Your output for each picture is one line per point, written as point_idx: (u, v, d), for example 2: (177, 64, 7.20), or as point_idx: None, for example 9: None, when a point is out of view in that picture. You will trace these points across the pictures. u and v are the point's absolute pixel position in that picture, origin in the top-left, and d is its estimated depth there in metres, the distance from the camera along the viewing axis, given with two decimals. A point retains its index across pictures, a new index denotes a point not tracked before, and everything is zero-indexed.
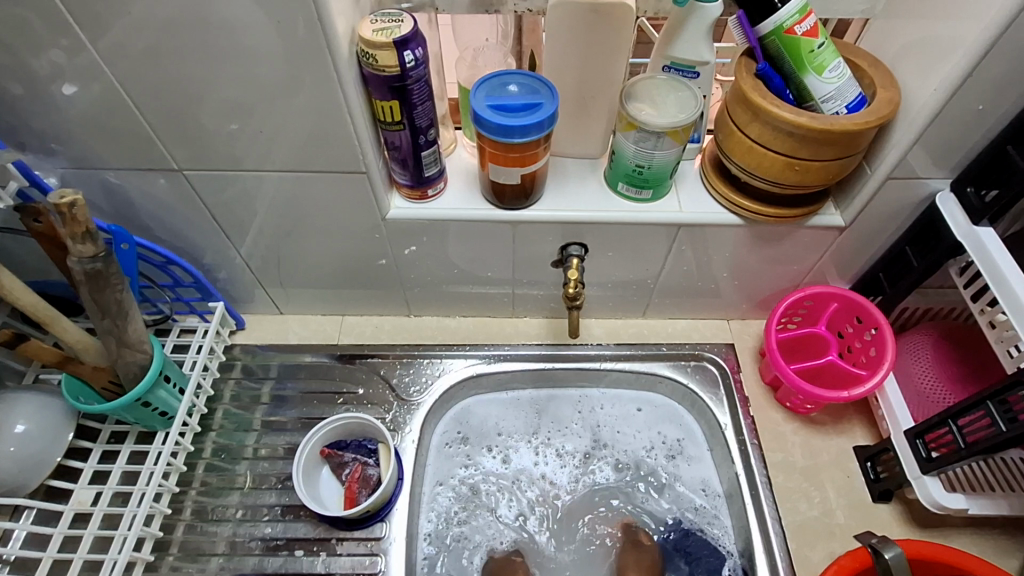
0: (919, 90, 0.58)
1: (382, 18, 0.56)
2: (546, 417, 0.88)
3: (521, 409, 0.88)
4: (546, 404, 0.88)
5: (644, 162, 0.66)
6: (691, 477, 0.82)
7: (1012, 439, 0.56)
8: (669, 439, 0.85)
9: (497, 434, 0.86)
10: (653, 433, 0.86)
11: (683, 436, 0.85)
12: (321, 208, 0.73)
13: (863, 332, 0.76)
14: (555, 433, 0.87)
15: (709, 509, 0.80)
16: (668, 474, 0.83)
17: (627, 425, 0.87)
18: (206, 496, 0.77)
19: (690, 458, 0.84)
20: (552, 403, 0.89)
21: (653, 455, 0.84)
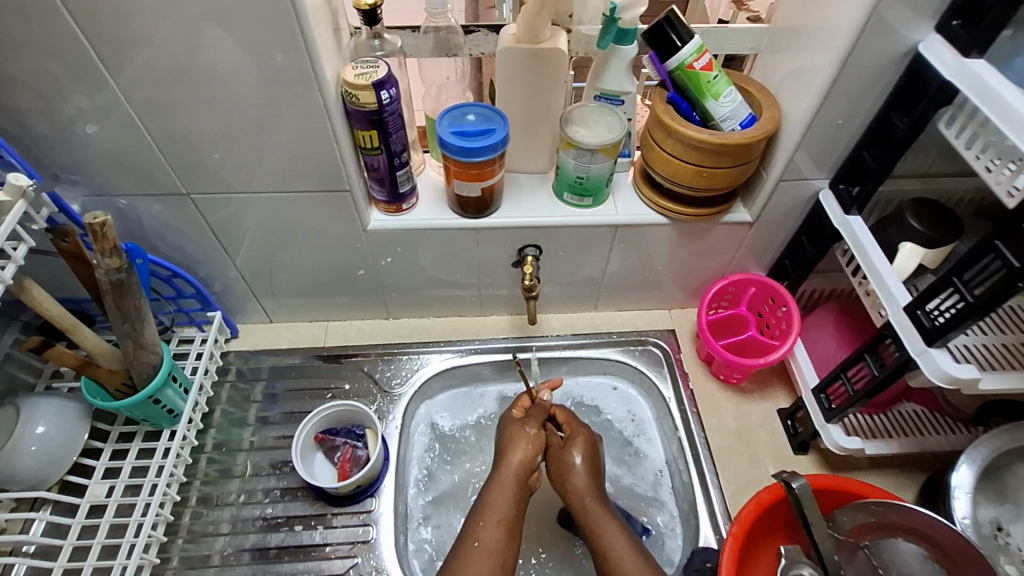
0: (794, 109, 0.72)
1: (362, 64, 0.68)
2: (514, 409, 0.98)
3: (487, 400, 0.99)
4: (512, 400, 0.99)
5: (583, 174, 0.79)
6: (640, 466, 0.92)
7: (883, 382, 0.70)
8: (620, 431, 0.95)
9: (468, 426, 0.96)
10: (624, 420, 0.96)
11: (630, 426, 0.96)
12: (307, 223, 0.84)
13: (776, 310, 0.90)
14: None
15: (657, 492, 0.90)
16: (620, 464, 0.93)
17: (600, 415, 0.97)
18: (209, 485, 0.86)
19: (653, 446, 0.94)
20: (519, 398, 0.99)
21: (621, 438, 0.95)
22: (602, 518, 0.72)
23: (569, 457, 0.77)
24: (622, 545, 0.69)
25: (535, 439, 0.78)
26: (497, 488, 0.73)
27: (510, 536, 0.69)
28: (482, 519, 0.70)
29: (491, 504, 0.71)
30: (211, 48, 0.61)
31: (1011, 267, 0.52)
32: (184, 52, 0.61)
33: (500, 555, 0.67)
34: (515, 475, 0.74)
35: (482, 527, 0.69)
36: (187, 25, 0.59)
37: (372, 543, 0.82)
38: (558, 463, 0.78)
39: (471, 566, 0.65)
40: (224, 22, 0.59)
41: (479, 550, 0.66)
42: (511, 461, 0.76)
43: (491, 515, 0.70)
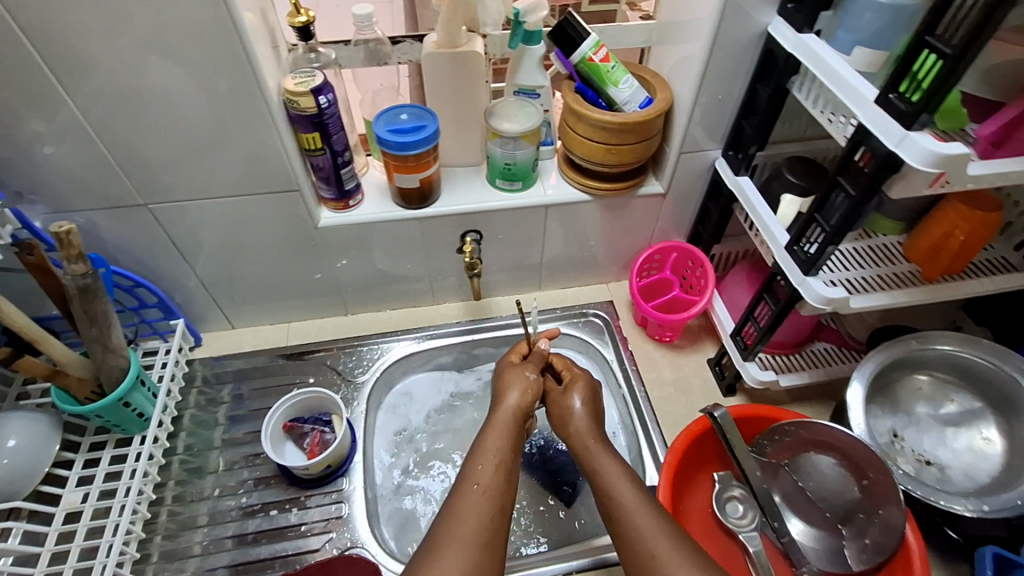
0: (682, 90, 0.84)
1: (301, 75, 0.76)
2: (470, 402, 1.04)
3: (440, 393, 1.05)
4: (462, 395, 1.05)
5: (510, 160, 0.89)
6: None
7: (779, 313, 0.80)
8: None
9: (427, 420, 1.02)
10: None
11: None
12: (264, 228, 0.90)
13: (696, 271, 1.02)
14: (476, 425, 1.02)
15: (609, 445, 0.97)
16: None
17: None
18: (184, 484, 0.90)
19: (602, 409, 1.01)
20: (466, 390, 1.05)
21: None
22: (603, 458, 0.70)
23: (569, 401, 0.78)
24: (624, 483, 0.66)
25: (531, 384, 0.78)
26: (491, 433, 0.71)
27: (508, 477, 0.65)
28: (480, 461, 0.66)
29: (486, 447, 0.68)
30: (162, 70, 0.68)
31: (849, 194, 0.64)
32: (137, 72, 0.68)
33: (499, 498, 0.62)
34: (512, 417, 0.73)
35: (481, 469, 0.65)
36: (138, 49, 0.66)
37: (346, 518, 0.87)
38: (561, 409, 0.77)
39: (466, 508, 0.61)
40: (171, 43, 0.66)
41: (479, 490, 0.62)
42: (508, 403, 0.75)
43: (488, 457, 0.67)
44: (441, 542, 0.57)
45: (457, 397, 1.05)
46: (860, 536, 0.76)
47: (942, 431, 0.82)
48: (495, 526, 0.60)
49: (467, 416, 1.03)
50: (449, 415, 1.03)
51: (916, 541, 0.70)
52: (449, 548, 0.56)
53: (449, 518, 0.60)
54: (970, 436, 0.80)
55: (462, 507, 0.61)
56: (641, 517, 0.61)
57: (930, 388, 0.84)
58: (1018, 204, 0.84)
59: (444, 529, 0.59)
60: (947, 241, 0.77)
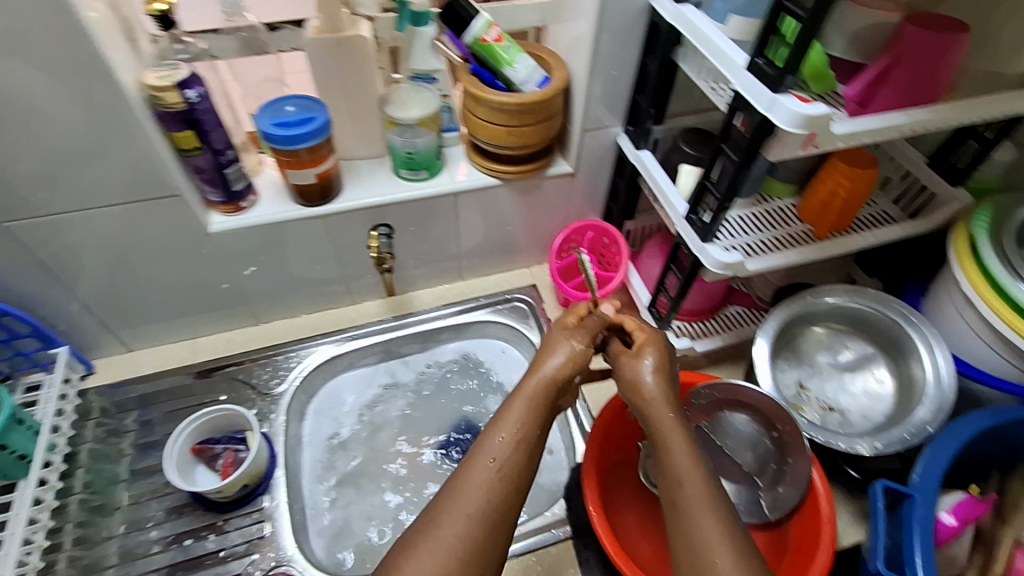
0: (578, 67, 0.84)
1: (163, 68, 0.70)
2: (411, 388, 1.03)
3: (370, 387, 1.02)
4: (394, 385, 1.02)
5: (411, 149, 0.86)
6: None
7: (686, 280, 0.82)
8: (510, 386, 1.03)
9: (360, 417, 0.99)
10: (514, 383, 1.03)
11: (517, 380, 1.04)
12: (149, 239, 0.83)
13: (611, 249, 1.04)
14: (410, 416, 1.00)
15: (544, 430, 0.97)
16: None
17: (491, 377, 1.05)
18: (85, 525, 0.83)
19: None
20: (402, 380, 1.03)
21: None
22: (671, 438, 0.60)
23: (640, 366, 0.66)
24: (689, 471, 0.57)
25: (580, 355, 0.67)
26: (519, 406, 0.62)
27: (529, 459, 0.60)
28: (498, 436, 0.60)
29: (508, 419, 0.61)
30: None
31: (731, 160, 0.66)
32: None
33: (514, 478, 0.58)
34: (545, 390, 0.64)
35: (497, 444, 0.59)
36: None
37: (269, 537, 0.82)
38: (630, 373, 0.66)
39: (472, 491, 0.56)
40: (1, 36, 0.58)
41: (492, 472, 0.57)
42: (544, 371, 0.65)
43: (511, 430, 0.60)
44: (437, 517, 0.55)
45: (386, 389, 1.02)
46: (773, 485, 0.80)
47: (841, 376, 0.87)
48: (498, 513, 0.55)
49: (396, 410, 1.00)
50: (389, 405, 1.01)
51: (822, 481, 0.75)
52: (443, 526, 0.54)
53: (451, 495, 0.56)
54: (865, 379, 0.86)
55: (470, 484, 0.56)
56: (707, 521, 0.54)
57: (828, 338, 0.89)
58: (893, 160, 0.90)
59: (443, 508, 0.56)
60: (832, 199, 0.81)
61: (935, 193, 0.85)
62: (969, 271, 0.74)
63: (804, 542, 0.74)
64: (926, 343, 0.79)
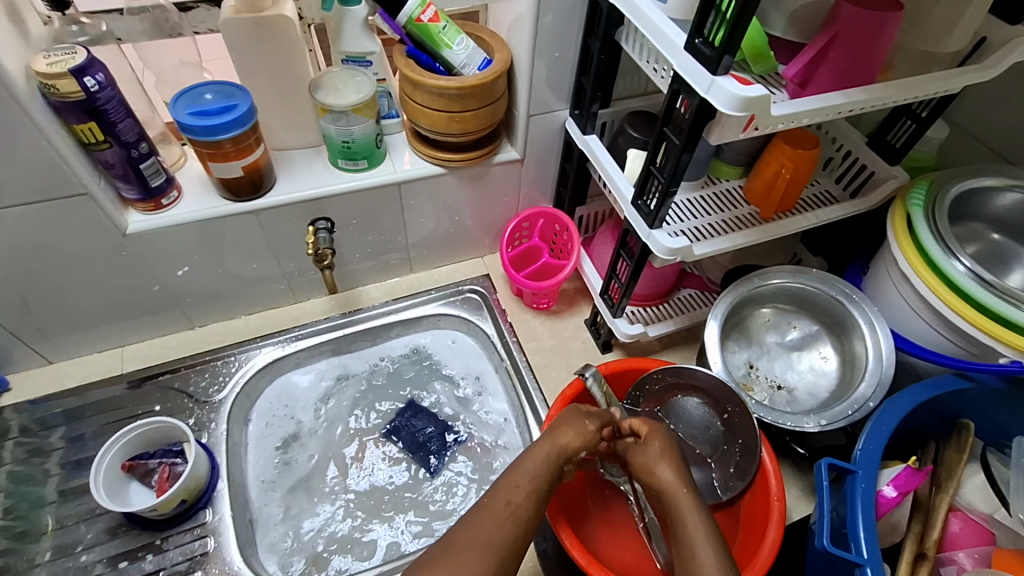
0: (520, 49, 0.81)
1: (56, 53, 0.62)
2: (360, 380, 0.99)
3: (321, 381, 0.98)
4: (345, 376, 0.99)
5: (347, 138, 0.81)
6: (482, 409, 0.97)
7: (636, 266, 0.81)
8: (468, 379, 1.00)
9: (318, 411, 0.95)
10: (464, 373, 1.00)
11: (474, 373, 1.00)
12: (59, 241, 0.75)
13: (563, 236, 1.02)
14: (365, 406, 0.97)
15: (501, 424, 0.95)
16: (470, 412, 0.97)
17: (446, 372, 1.01)
18: (6, 555, 0.76)
19: (490, 395, 0.98)
20: (352, 371, 1.00)
21: (460, 395, 0.98)
22: (689, 515, 0.62)
23: (652, 452, 0.68)
24: (705, 546, 0.59)
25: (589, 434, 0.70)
26: (533, 457, 0.66)
27: (539, 511, 0.62)
28: (512, 482, 0.63)
29: (523, 468, 0.65)
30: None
31: (674, 143, 0.65)
32: None
33: (524, 523, 0.61)
34: (557, 458, 0.67)
35: (511, 489, 0.62)
36: None
37: (213, 553, 0.78)
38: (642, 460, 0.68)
39: (487, 525, 0.59)
40: None
41: (507, 513, 0.60)
42: (558, 441, 0.67)
43: (524, 480, 0.63)
44: (454, 546, 0.57)
45: (338, 380, 0.98)
46: (725, 465, 0.81)
47: (788, 355, 0.89)
48: (506, 552, 0.58)
49: (345, 406, 0.96)
50: (338, 405, 0.96)
51: (771, 460, 0.76)
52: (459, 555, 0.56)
53: (467, 528, 0.59)
54: (811, 357, 0.88)
55: (486, 522, 0.59)
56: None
57: (775, 318, 0.90)
58: (835, 140, 0.91)
59: (459, 536, 0.58)
60: (776, 180, 0.81)
61: (874, 172, 0.86)
62: (904, 246, 0.76)
63: (754, 520, 0.76)
64: (867, 321, 0.80)
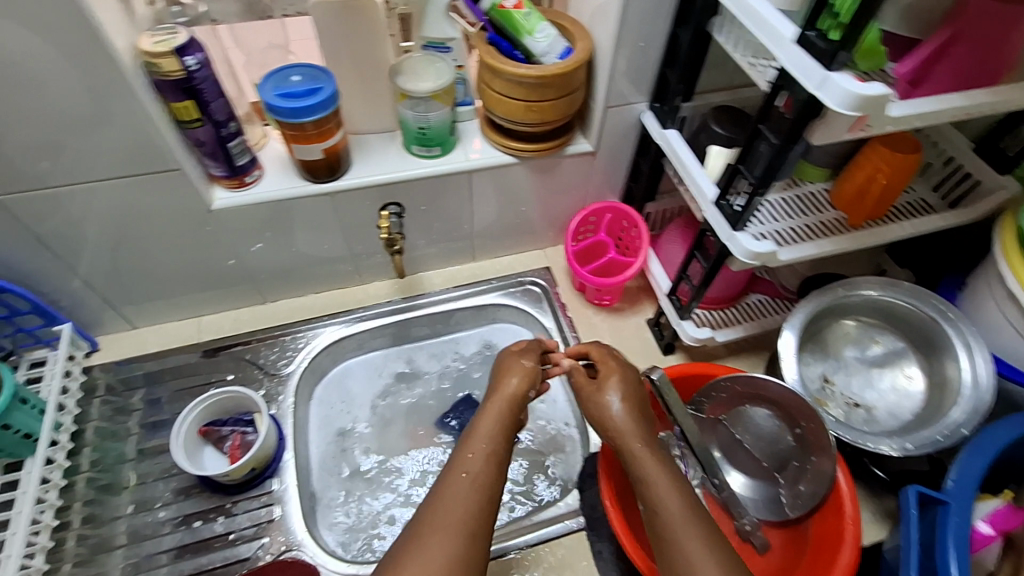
0: (603, 37, 0.78)
1: (159, 32, 0.65)
2: (432, 381, 1.00)
3: (381, 377, 1.00)
4: (412, 375, 1.00)
5: (424, 124, 0.81)
6: (542, 411, 0.96)
7: (711, 269, 0.78)
8: None
9: (382, 399, 0.97)
10: None
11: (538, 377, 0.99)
12: (149, 212, 0.79)
13: (631, 232, 0.99)
14: (423, 405, 0.98)
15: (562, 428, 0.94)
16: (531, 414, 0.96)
17: None
18: (92, 505, 0.81)
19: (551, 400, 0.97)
20: (421, 370, 1.01)
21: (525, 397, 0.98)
22: (649, 463, 0.64)
23: (607, 401, 0.70)
24: (670, 490, 0.61)
25: (533, 373, 0.73)
26: (484, 422, 0.68)
27: (498, 470, 0.64)
28: (466, 452, 0.64)
29: (479, 432, 0.66)
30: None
31: (771, 143, 0.61)
32: None
33: (484, 490, 0.61)
34: (505, 407, 0.69)
35: (468, 459, 0.63)
36: None
37: (279, 521, 0.81)
38: (601, 403, 0.70)
39: (451, 501, 0.59)
40: None
41: (465, 485, 0.61)
42: (506, 390, 0.71)
43: (478, 446, 0.65)
44: (420, 535, 0.57)
45: (399, 380, 1.00)
46: (794, 483, 0.77)
47: (869, 372, 0.84)
48: (476, 523, 0.58)
49: (409, 397, 0.98)
50: (401, 391, 0.99)
51: (845, 480, 0.72)
52: (429, 540, 0.56)
53: (433, 507, 0.59)
54: (894, 376, 0.82)
55: (446, 497, 0.60)
56: (681, 529, 0.58)
57: (857, 332, 0.85)
58: (937, 145, 0.84)
59: (425, 522, 0.58)
60: (870, 184, 0.76)
61: (980, 181, 0.79)
62: (1017, 268, 0.69)
63: (823, 542, 0.72)
64: (964, 342, 0.75)
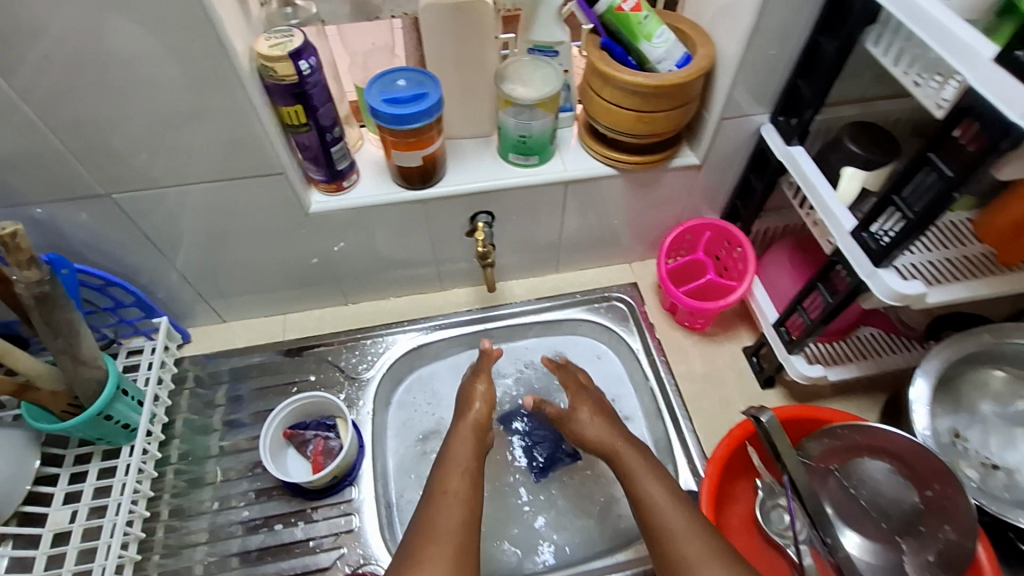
0: (727, 44, 0.71)
1: (275, 35, 0.64)
2: (508, 386, 0.96)
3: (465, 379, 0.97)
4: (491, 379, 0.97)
5: (525, 132, 0.77)
6: None
7: (838, 306, 0.70)
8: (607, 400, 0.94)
9: None
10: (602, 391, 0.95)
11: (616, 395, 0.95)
12: (246, 211, 0.79)
13: (733, 251, 0.92)
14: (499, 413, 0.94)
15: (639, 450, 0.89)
16: None
17: None
18: (179, 497, 0.83)
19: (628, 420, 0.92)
20: (500, 371, 0.97)
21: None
22: (631, 459, 0.70)
23: (580, 419, 0.77)
24: (652, 480, 0.67)
25: (489, 397, 0.79)
26: (461, 440, 0.73)
27: (478, 483, 0.68)
28: (449, 466, 0.69)
29: (463, 447, 0.72)
30: (121, 38, 0.56)
31: (943, 175, 0.53)
32: (94, 40, 0.56)
33: (469, 500, 0.65)
34: (473, 428, 0.75)
35: (449, 477, 0.67)
36: (86, 10, 0.54)
37: (357, 532, 0.81)
38: (580, 420, 0.78)
39: (441, 513, 0.63)
40: (130, 6, 0.54)
41: (453, 495, 0.65)
42: (468, 418, 0.76)
43: (460, 461, 0.70)
44: (416, 552, 0.59)
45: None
46: (922, 550, 0.70)
47: (1011, 432, 0.74)
48: (469, 529, 0.62)
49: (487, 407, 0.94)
50: None
51: (989, 561, 0.65)
52: (426, 550, 0.59)
53: (428, 520, 0.63)
54: None
55: (438, 510, 0.63)
56: (669, 510, 0.63)
57: (1002, 386, 0.75)
58: None
59: (420, 536, 0.61)
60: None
61: None
62: None
63: None
64: None
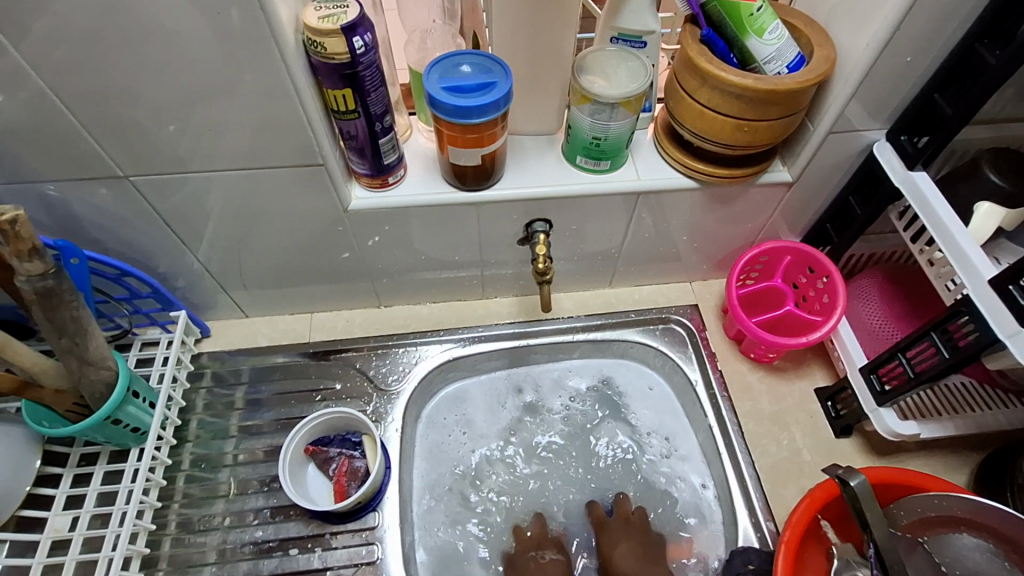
0: (853, 45, 0.60)
1: (326, 4, 0.54)
2: (557, 417, 0.88)
3: (506, 407, 0.88)
4: (540, 405, 0.89)
5: (601, 134, 0.67)
6: (673, 471, 0.83)
7: (955, 365, 0.61)
8: (657, 436, 0.86)
9: (507, 436, 0.87)
10: (652, 428, 0.86)
11: (670, 434, 0.86)
12: (276, 202, 0.70)
13: (816, 280, 0.81)
14: (554, 443, 0.87)
15: (699, 490, 0.82)
16: (660, 473, 0.84)
17: (628, 421, 0.87)
18: (189, 508, 0.76)
19: (682, 457, 0.84)
20: (547, 405, 0.89)
21: (642, 450, 0.85)
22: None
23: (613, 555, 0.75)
24: None
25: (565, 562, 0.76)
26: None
27: None
28: None
29: None
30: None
31: None
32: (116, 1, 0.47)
33: None
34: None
35: None
36: None
37: (378, 564, 0.74)
38: (606, 544, 0.76)
39: None
40: None
41: None
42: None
43: None
44: None
45: (526, 410, 0.88)
46: None
47: None
48: None
49: (541, 437, 0.87)
50: (529, 424, 0.88)
51: None
52: None
53: None
54: None
55: None
56: None
57: None
58: None
59: None
60: None
61: None
62: None
63: None
64: None
